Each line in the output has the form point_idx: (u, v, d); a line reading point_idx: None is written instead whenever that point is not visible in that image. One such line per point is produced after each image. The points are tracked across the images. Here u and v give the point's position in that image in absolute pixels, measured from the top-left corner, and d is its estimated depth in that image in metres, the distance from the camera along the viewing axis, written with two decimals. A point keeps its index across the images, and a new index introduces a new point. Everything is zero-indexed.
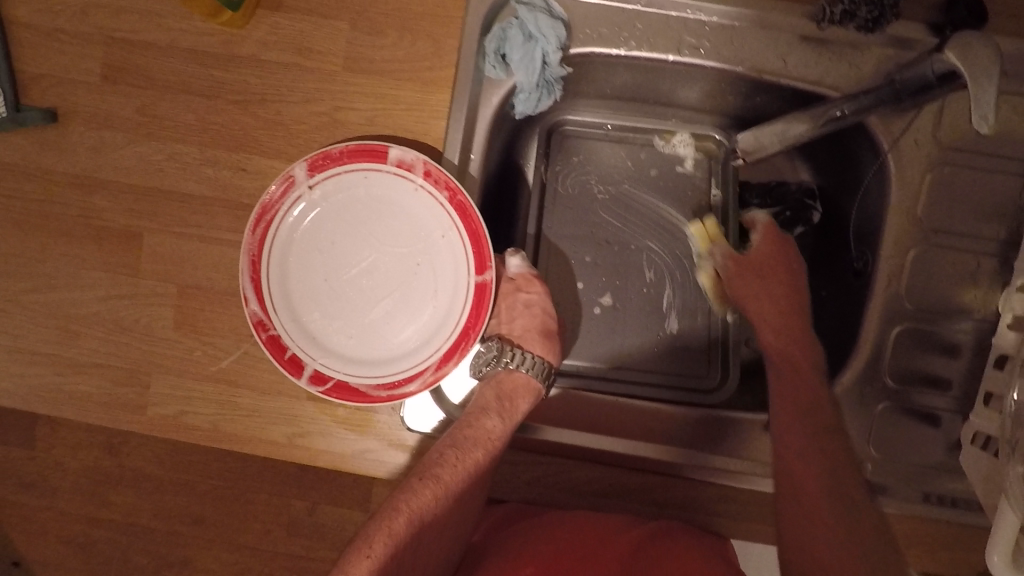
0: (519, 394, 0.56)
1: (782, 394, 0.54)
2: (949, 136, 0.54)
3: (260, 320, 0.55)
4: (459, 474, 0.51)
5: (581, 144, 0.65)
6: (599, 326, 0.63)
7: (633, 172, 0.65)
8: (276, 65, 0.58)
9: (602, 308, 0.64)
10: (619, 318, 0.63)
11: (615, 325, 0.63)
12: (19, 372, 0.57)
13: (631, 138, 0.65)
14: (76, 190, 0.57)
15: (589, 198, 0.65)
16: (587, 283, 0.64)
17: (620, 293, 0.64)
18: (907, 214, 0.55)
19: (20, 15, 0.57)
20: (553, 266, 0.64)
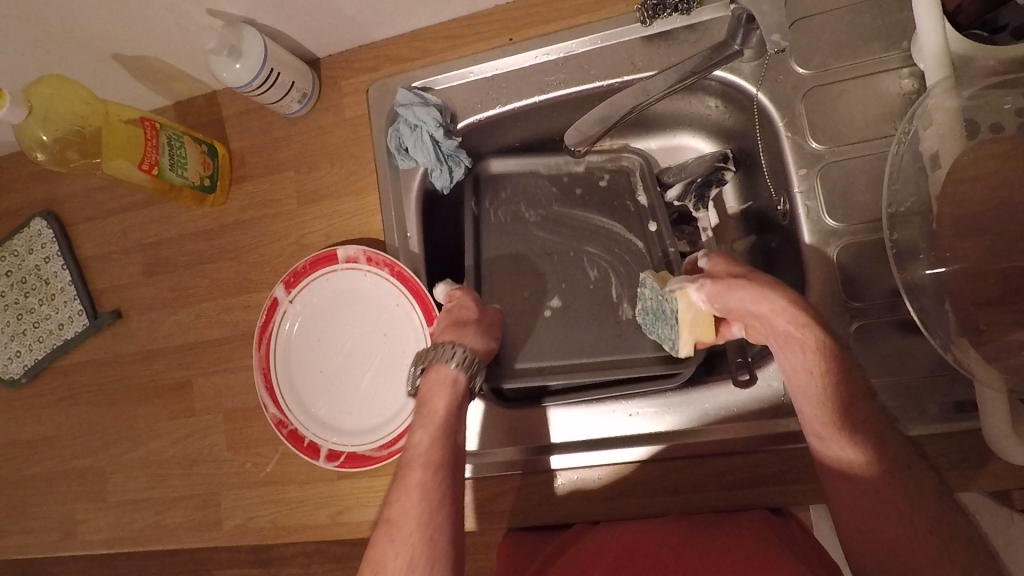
0: (435, 383, 0.57)
1: (784, 349, 0.51)
2: (808, 65, 0.57)
3: (279, 419, 0.65)
4: (408, 467, 0.53)
5: (502, 185, 0.73)
6: (551, 333, 0.68)
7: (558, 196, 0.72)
8: (248, 220, 0.72)
9: (553, 309, 0.69)
10: (569, 324, 0.68)
11: (573, 328, 0.68)
12: (141, 509, 0.74)
13: (549, 170, 0.73)
14: (147, 362, 0.75)
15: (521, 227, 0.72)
16: (537, 303, 0.69)
17: (567, 300, 0.69)
18: (801, 144, 0.56)
19: (88, 251, 0.78)
20: (505, 295, 0.70)
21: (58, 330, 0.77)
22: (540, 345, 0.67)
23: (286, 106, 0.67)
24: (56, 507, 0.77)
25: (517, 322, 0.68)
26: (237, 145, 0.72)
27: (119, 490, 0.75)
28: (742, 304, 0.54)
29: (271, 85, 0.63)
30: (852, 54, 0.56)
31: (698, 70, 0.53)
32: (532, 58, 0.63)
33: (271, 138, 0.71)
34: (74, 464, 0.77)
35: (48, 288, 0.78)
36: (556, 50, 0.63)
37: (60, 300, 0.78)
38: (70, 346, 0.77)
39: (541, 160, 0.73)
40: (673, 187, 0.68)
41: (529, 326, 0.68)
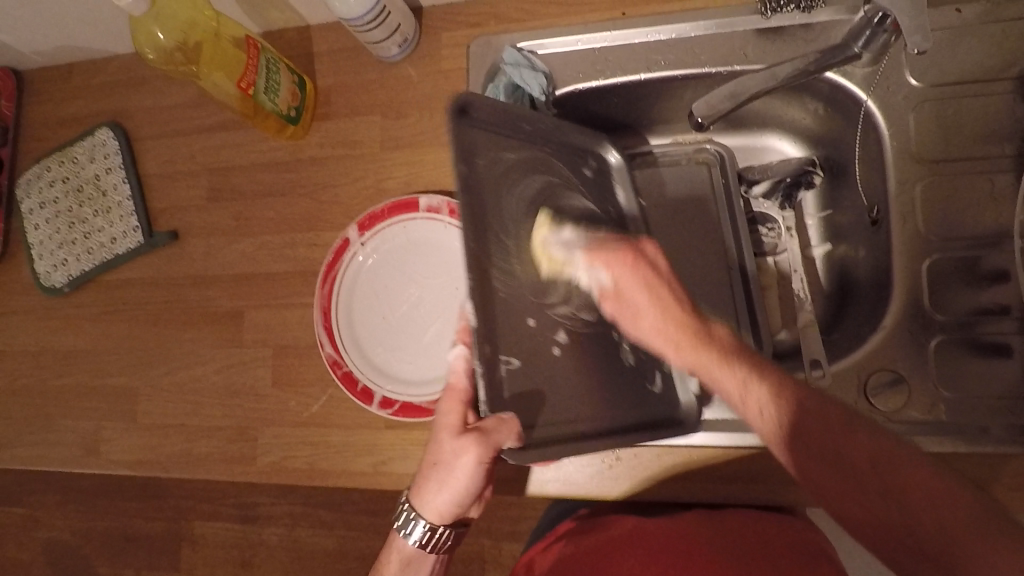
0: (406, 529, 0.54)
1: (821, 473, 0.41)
2: (922, 78, 0.57)
3: (335, 359, 0.65)
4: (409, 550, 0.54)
5: (499, 184, 0.56)
6: (534, 366, 0.56)
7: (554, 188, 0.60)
8: (325, 158, 0.71)
9: (562, 346, 0.57)
10: (563, 364, 0.57)
11: (563, 373, 0.57)
12: (170, 436, 0.72)
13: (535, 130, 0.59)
14: (198, 287, 0.73)
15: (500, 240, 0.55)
16: (529, 335, 0.56)
17: (570, 316, 0.58)
18: (904, 154, 0.57)
19: (151, 168, 0.77)
20: (495, 334, 0.55)
21: (110, 243, 0.76)
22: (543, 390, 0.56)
23: (385, 48, 0.67)
24: (83, 422, 0.75)
25: (514, 349, 0.55)
26: (324, 82, 0.71)
27: (150, 413, 0.73)
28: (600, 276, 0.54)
29: (380, 23, 0.63)
30: (966, 73, 0.56)
31: (814, 68, 0.54)
32: (643, 34, 0.63)
33: (361, 80, 0.70)
34: (107, 381, 0.75)
35: (105, 200, 0.77)
36: (668, 30, 0.63)
37: (116, 213, 0.76)
38: (120, 261, 0.76)
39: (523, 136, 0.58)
40: (760, 185, 0.68)
41: (534, 405, 0.55)
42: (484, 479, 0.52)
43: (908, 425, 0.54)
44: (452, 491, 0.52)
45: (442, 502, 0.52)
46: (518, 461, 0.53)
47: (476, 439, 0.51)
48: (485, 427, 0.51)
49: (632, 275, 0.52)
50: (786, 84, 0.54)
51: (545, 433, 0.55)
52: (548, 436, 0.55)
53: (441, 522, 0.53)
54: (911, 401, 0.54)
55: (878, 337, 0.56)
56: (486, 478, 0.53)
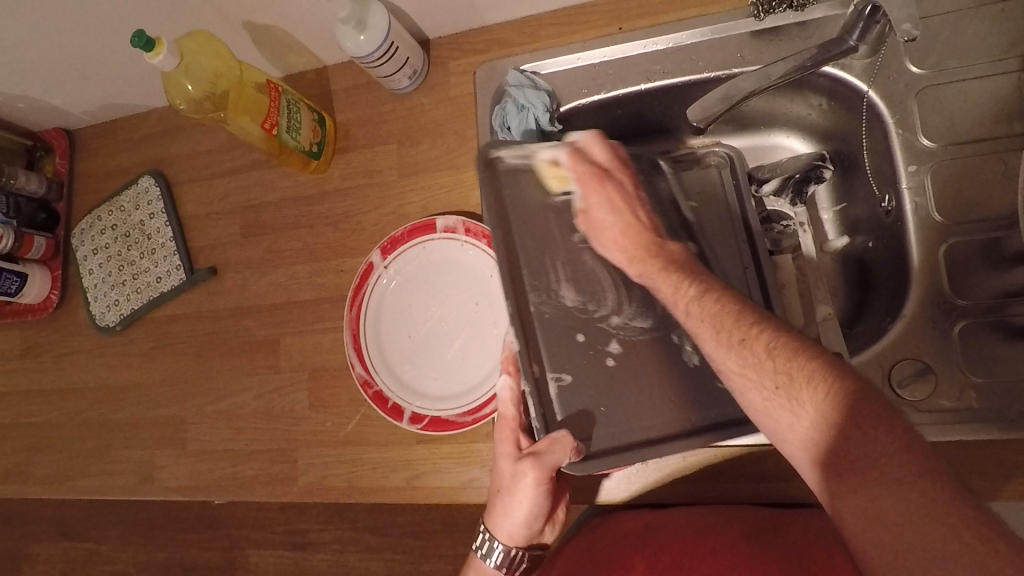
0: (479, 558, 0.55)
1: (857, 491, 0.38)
2: (921, 64, 0.57)
3: (366, 379, 0.67)
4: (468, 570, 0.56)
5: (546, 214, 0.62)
6: (589, 380, 0.58)
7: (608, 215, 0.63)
8: (347, 188, 0.75)
9: (615, 357, 0.59)
10: (624, 371, 0.59)
11: (623, 382, 0.58)
12: (218, 461, 0.76)
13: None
14: (237, 318, 0.78)
15: (547, 260, 0.61)
16: (579, 351, 0.59)
17: (623, 325, 0.60)
18: (910, 141, 0.57)
19: (190, 210, 0.82)
20: (552, 349, 0.59)
21: (156, 282, 0.82)
22: (611, 399, 0.58)
23: (397, 80, 0.70)
24: (138, 452, 0.80)
25: (565, 366, 0.59)
26: (342, 117, 0.76)
27: (197, 440, 0.77)
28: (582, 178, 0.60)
29: (389, 58, 0.67)
30: (968, 56, 0.56)
31: (811, 63, 0.55)
32: (640, 46, 0.65)
33: (377, 112, 0.74)
34: (158, 412, 0.80)
35: (150, 243, 0.83)
36: (664, 40, 0.64)
37: (160, 254, 0.82)
38: (165, 299, 0.81)
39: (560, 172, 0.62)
40: (769, 183, 0.68)
41: (589, 417, 0.57)
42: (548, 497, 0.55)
43: (935, 413, 0.53)
44: (523, 514, 0.53)
45: (513, 525, 0.54)
46: (584, 472, 0.56)
47: (536, 463, 0.53)
48: (538, 449, 0.53)
49: (593, 187, 0.60)
50: (783, 81, 0.55)
51: (611, 440, 0.57)
52: (609, 448, 0.56)
53: (515, 547, 0.54)
54: (938, 389, 0.53)
55: (899, 326, 0.56)
56: (550, 497, 0.55)
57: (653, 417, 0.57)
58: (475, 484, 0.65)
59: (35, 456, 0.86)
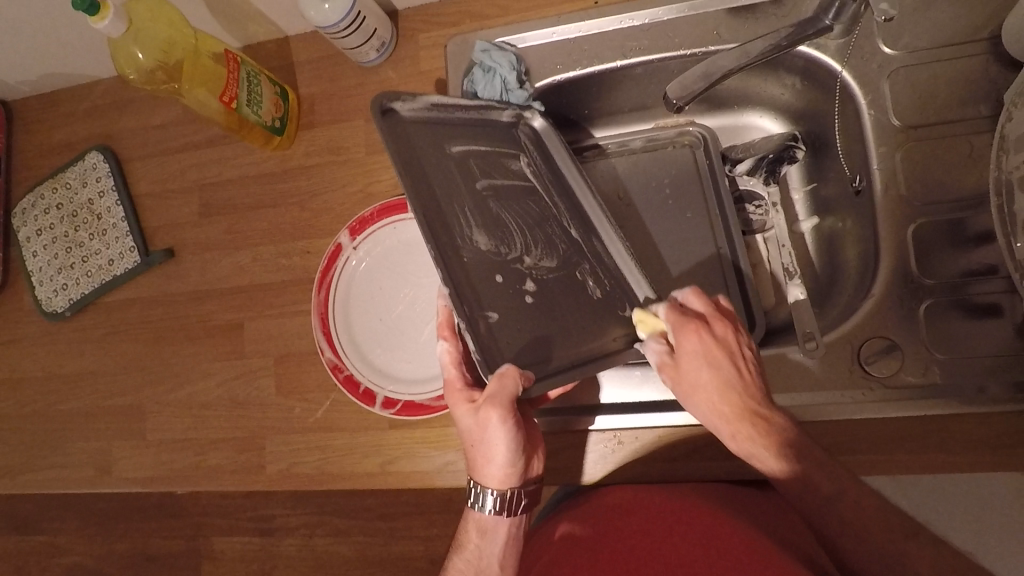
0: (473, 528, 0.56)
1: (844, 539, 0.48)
2: (892, 43, 0.58)
3: (336, 364, 0.66)
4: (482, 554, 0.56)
5: (445, 162, 0.58)
6: (515, 317, 0.56)
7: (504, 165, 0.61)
8: (313, 166, 0.72)
9: (532, 295, 0.57)
10: (540, 308, 0.57)
11: (544, 318, 0.57)
12: (180, 451, 0.73)
13: (466, 119, 0.61)
14: (197, 303, 0.74)
15: (454, 209, 0.57)
16: (501, 290, 0.56)
17: (534, 266, 0.58)
18: (882, 121, 0.58)
19: (144, 188, 0.78)
20: (477, 295, 0.55)
21: (108, 265, 0.77)
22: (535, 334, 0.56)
23: (364, 53, 0.67)
24: (94, 444, 0.76)
25: (490, 304, 0.55)
26: (306, 91, 0.72)
27: (158, 429, 0.74)
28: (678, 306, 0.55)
29: (355, 28, 0.63)
30: (939, 38, 0.57)
31: (787, 42, 0.54)
32: (616, 22, 0.64)
33: (343, 87, 0.71)
34: (116, 401, 0.77)
35: (100, 223, 0.78)
36: (641, 15, 0.63)
37: (111, 235, 0.78)
38: (119, 282, 0.77)
39: (450, 128, 0.60)
40: (743, 163, 0.67)
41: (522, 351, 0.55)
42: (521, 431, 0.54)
43: (900, 390, 0.54)
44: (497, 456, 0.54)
45: (497, 468, 0.54)
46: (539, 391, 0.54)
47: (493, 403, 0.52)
48: (489, 390, 0.52)
49: (698, 343, 0.52)
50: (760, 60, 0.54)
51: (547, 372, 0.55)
52: (542, 379, 0.55)
53: (508, 488, 0.55)
54: (905, 366, 0.55)
55: (868, 305, 0.57)
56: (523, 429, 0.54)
57: (582, 339, 0.57)
58: (450, 469, 0.64)
59: None
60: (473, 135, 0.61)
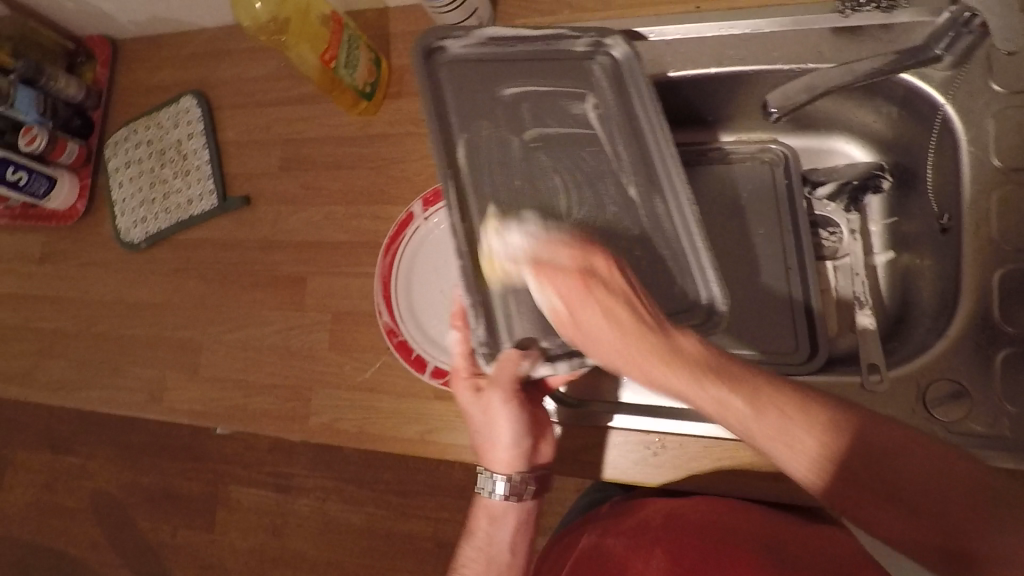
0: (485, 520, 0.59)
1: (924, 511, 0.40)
2: (1004, 82, 0.56)
3: (391, 328, 0.68)
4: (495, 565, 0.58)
5: (496, 105, 0.61)
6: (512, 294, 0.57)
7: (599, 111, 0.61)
8: (395, 135, 0.73)
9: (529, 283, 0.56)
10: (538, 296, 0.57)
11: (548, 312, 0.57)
12: (229, 391, 0.76)
13: (527, 52, 0.62)
14: (265, 251, 0.77)
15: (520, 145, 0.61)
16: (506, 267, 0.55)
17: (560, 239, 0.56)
18: (982, 160, 0.56)
19: (230, 136, 0.81)
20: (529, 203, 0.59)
21: (187, 205, 0.81)
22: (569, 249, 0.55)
23: None
24: (149, 371, 0.80)
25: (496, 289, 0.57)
26: (398, 61, 0.74)
27: (211, 366, 0.77)
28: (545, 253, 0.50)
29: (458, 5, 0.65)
30: None
31: (892, 68, 0.53)
32: (717, 29, 0.63)
33: None
34: (174, 335, 0.80)
35: (185, 163, 0.82)
36: (742, 25, 0.63)
37: (194, 176, 0.81)
38: (195, 222, 0.80)
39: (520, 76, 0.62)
40: (825, 187, 0.66)
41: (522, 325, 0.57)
42: (526, 413, 0.56)
43: (964, 436, 0.52)
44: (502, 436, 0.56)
45: (504, 451, 0.56)
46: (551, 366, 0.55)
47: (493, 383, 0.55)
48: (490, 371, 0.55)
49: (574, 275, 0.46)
50: (862, 83, 0.54)
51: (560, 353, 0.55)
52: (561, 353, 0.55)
53: (514, 471, 0.57)
54: (971, 413, 0.53)
55: (941, 345, 0.55)
56: (526, 414, 0.56)
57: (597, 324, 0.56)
58: None
59: (42, 363, 0.85)
60: (562, 81, 0.61)
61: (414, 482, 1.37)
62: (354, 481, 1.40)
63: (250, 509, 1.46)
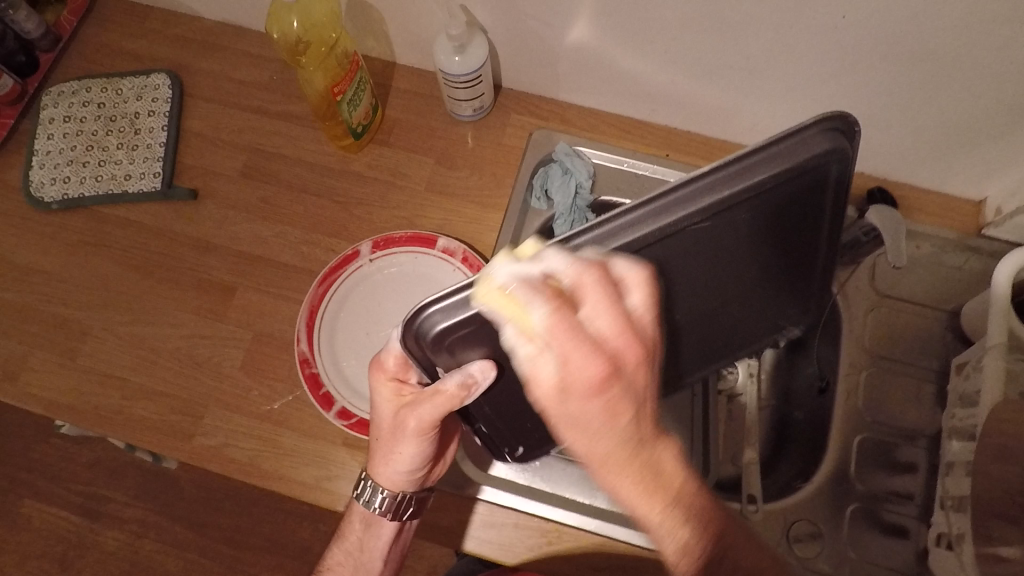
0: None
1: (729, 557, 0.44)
2: (884, 286, 0.69)
3: (305, 357, 0.66)
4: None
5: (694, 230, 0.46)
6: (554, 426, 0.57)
7: (631, 257, 0.44)
8: (370, 178, 0.75)
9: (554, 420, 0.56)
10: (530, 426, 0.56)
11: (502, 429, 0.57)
12: (104, 388, 0.68)
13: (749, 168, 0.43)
14: (198, 252, 0.73)
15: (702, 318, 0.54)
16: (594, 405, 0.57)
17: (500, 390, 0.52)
18: (858, 344, 0.68)
19: (195, 127, 0.78)
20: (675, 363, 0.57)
21: (123, 179, 0.75)
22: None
23: (461, 107, 0.74)
24: (8, 344, 0.70)
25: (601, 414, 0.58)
26: (393, 114, 0.77)
27: (91, 356, 0.69)
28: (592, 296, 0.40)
29: (469, 86, 0.70)
30: (920, 294, 0.68)
31: None
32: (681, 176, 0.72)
33: (428, 125, 0.77)
34: (56, 310, 0.71)
35: (135, 138, 0.77)
36: None
37: (140, 154, 0.76)
38: (126, 200, 0.75)
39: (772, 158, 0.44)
40: None
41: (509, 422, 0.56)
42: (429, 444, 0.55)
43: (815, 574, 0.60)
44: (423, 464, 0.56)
45: (395, 471, 0.56)
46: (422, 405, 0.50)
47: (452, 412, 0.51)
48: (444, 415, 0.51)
49: (561, 318, 0.38)
50: None
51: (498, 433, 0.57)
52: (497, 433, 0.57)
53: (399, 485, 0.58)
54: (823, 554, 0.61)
55: (807, 490, 0.64)
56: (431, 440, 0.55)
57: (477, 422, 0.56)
58: None
59: None
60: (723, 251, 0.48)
61: (252, 534, 1.24)
62: (183, 520, 1.26)
63: (49, 529, 1.26)
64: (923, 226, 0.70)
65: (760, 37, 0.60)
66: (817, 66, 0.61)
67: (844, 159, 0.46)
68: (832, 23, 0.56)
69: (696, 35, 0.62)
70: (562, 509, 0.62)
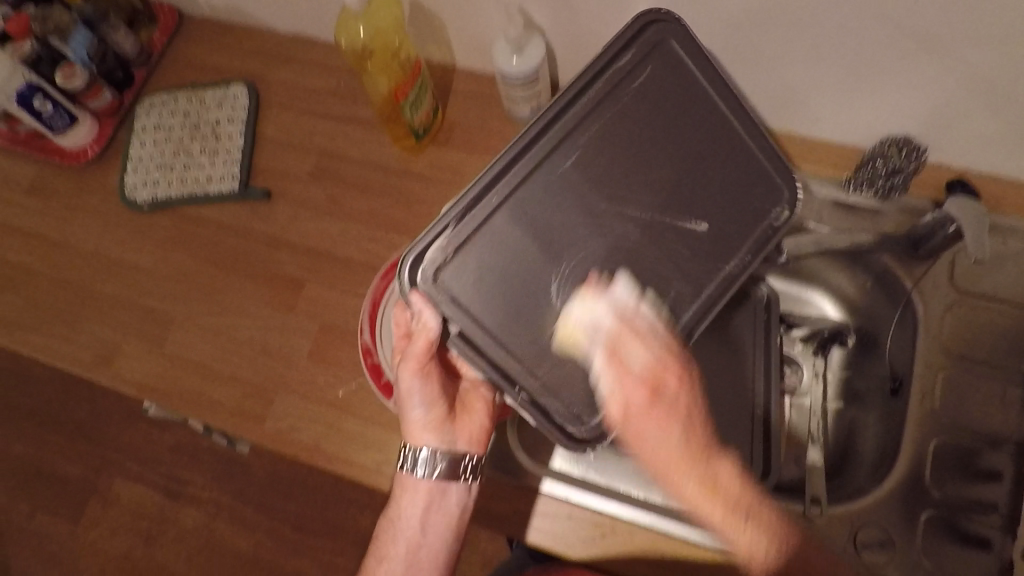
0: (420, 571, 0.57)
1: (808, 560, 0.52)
2: (963, 282, 0.65)
3: (367, 348, 0.68)
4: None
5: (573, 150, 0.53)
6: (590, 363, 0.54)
7: (541, 168, 0.53)
8: (430, 177, 0.78)
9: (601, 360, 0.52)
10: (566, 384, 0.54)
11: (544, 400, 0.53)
12: (185, 373, 0.73)
13: (575, 81, 0.53)
14: (270, 248, 0.77)
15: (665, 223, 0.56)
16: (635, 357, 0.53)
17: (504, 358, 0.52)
18: (935, 342, 0.65)
19: (270, 132, 0.83)
20: (677, 275, 0.57)
21: (204, 182, 0.81)
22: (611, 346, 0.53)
23: (519, 106, 0.75)
24: (105, 331, 0.76)
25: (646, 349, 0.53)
26: (453, 115, 0.80)
27: (174, 343, 0.75)
28: (626, 344, 0.53)
29: (526, 85, 0.72)
30: (1003, 291, 0.64)
31: None
32: None
33: (487, 125, 0.79)
34: (145, 301, 0.77)
35: (216, 144, 0.83)
36: None
37: (220, 157, 0.82)
38: (208, 200, 0.80)
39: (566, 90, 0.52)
40: (799, 329, 0.73)
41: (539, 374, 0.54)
42: (433, 380, 0.56)
43: None
44: (433, 405, 0.57)
45: (415, 423, 0.57)
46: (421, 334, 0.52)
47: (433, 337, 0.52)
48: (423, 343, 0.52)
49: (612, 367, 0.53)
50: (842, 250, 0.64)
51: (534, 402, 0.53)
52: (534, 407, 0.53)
53: (431, 442, 0.57)
54: (893, 562, 0.58)
55: (876, 495, 0.61)
56: (437, 378, 0.57)
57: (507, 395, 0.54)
58: None
59: None
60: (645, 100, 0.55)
61: (316, 524, 1.30)
62: (254, 507, 1.33)
63: (135, 511, 1.36)
64: (1008, 220, 0.65)
65: (823, 21, 0.58)
66: (887, 50, 0.58)
67: (672, 30, 0.54)
68: (901, 3, 0.54)
69: (755, 24, 0.61)
70: (617, 503, 0.61)
